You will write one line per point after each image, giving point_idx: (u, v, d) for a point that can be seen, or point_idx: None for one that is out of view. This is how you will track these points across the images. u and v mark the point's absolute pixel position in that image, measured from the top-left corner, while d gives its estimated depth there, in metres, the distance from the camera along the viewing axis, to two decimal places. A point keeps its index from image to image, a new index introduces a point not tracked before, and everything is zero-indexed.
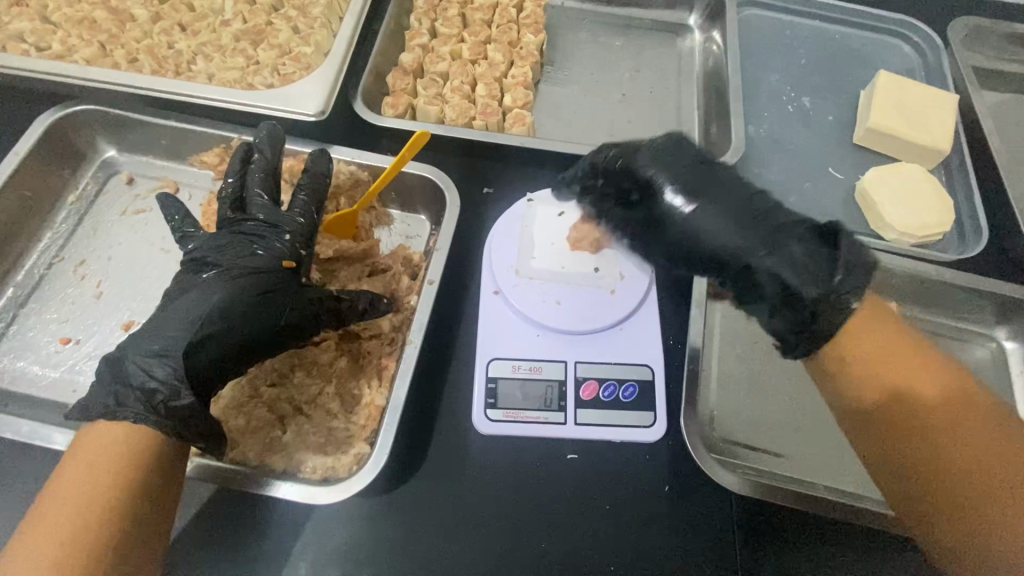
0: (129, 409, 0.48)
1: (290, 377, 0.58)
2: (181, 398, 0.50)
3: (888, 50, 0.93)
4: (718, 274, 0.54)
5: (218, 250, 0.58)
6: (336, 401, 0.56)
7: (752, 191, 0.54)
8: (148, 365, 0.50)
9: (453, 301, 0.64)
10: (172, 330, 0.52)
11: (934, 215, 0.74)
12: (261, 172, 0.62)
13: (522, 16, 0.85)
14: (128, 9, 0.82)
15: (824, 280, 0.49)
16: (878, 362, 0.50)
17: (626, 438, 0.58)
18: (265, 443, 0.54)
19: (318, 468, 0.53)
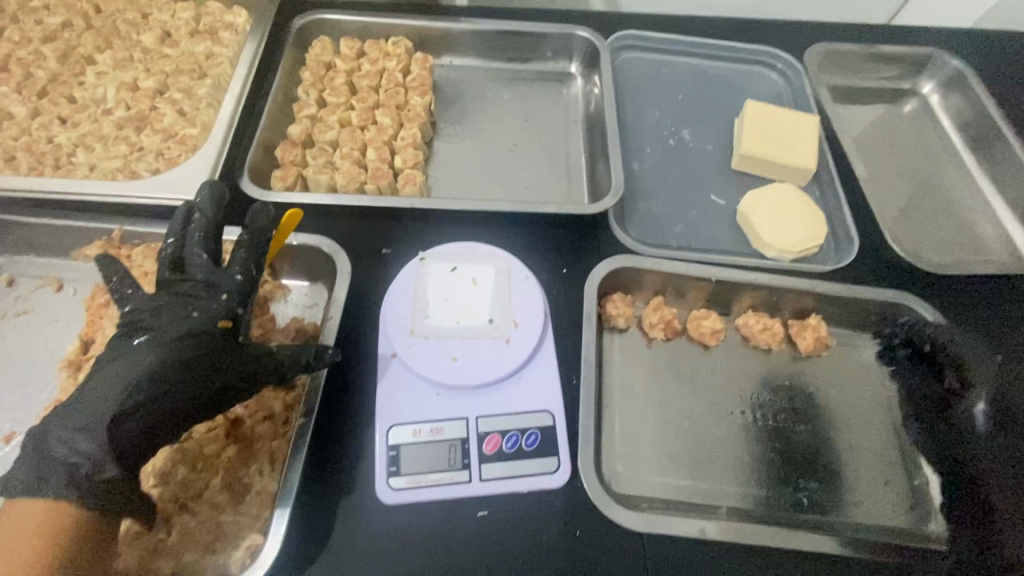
0: (52, 485, 0.47)
1: (173, 473, 0.55)
2: (105, 471, 0.48)
3: (755, 79, 1.01)
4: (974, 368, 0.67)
5: (156, 315, 0.56)
6: (223, 493, 0.54)
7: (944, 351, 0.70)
8: (72, 438, 0.48)
9: (351, 370, 0.64)
10: (98, 402, 0.50)
11: (808, 230, 0.79)
12: (201, 232, 0.60)
13: (409, 79, 0.88)
14: (5, 108, 0.81)
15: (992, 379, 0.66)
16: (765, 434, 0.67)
17: (532, 487, 0.59)
18: (147, 549, 0.52)
19: (205, 569, 0.51)
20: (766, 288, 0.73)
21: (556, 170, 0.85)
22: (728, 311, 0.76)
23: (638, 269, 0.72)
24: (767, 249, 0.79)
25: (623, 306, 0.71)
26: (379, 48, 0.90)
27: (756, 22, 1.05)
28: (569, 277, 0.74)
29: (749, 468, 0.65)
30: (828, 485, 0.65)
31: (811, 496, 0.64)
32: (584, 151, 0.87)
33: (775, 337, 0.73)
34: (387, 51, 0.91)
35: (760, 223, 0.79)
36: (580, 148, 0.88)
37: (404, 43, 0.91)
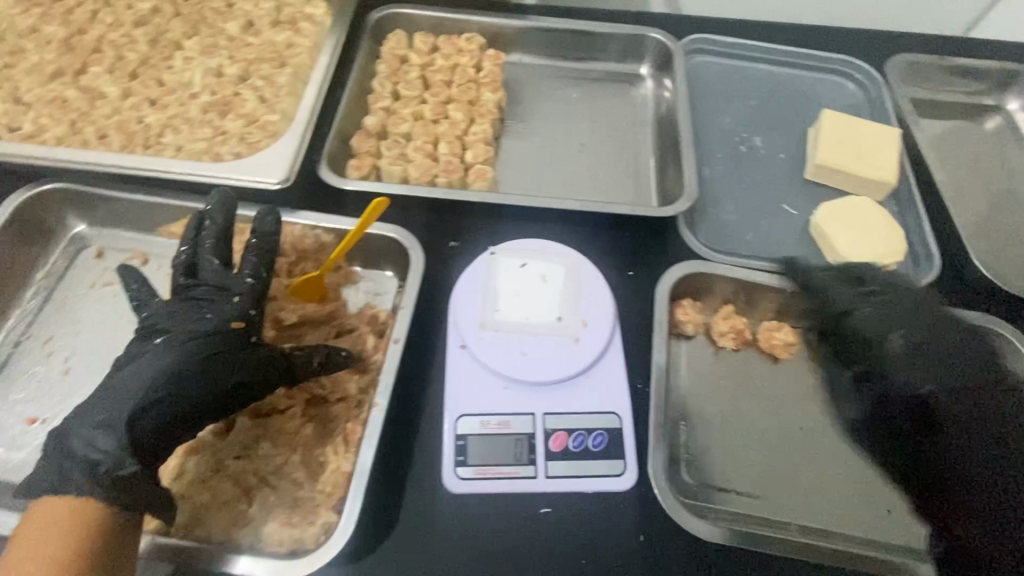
0: (73, 482, 0.48)
1: (255, 448, 0.57)
2: (125, 467, 0.49)
3: (831, 88, 0.98)
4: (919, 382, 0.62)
5: (168, 317, 0.58)
6: (301, 469, 0.56)
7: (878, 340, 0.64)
8: (93, 434, 0.50)
9: (421, 359, 0.65)
10: (117, 401, 0.51)
11: (886, 246, 0.77)
12: (212, 239, 0.62)
13: (481, 75, 0.89)
14: (99, 88, 0.84)
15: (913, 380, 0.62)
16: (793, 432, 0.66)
17: (598, 488, 0.58)
18: (231, 518, 0.53)
19: (284, 540, 0.52)
20: None
21: (624, 171, 0.84)
22: (801, 323, 0.74)
23: (709, 275, 0.71)
24: (843, 263, 0.76)
25: (693, 312, 0.71)
26: (453, 44, 0.92)
27: (834, 30, 1.03)
28: (636, 279, 0.74)
29: (821, 485, 0.63)
30: (904, 510, 0.62)
31: (885, 520, 0.61)
32: (653, 154, 0.87)
33: None
34: (460, 47, 0.92)
35: (834, 236, 0.77)
36: (648, 151, 0.87)
37: (477, 39, 0.92)
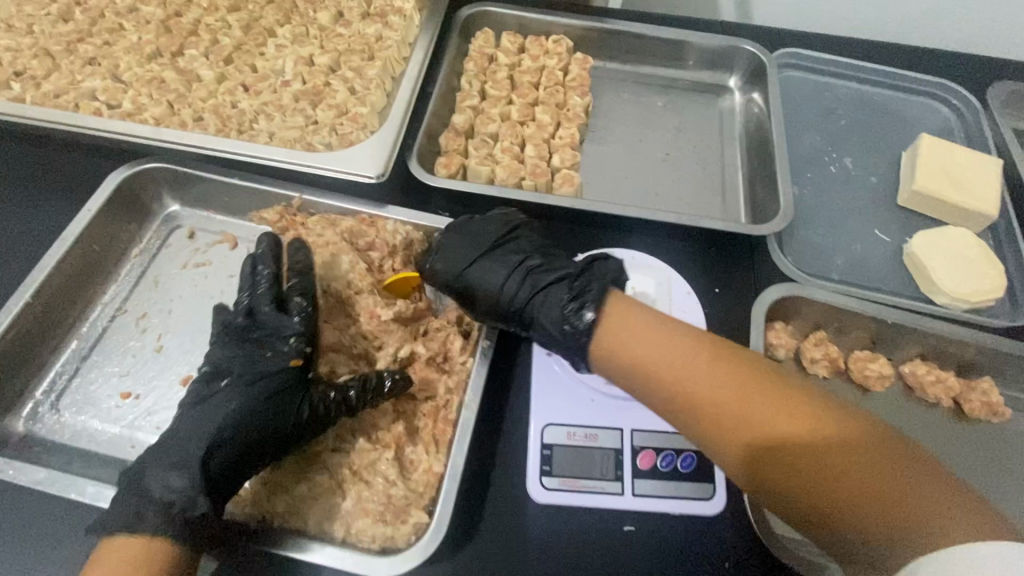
0: (149, 522, 0.49)
1: (349, 441, 0.58)
2: (197, 505, 0.50)
3: (928, 110, 0.94)
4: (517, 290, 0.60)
5: (228, 354, 0.59)
6: (394, 467, 0.56)
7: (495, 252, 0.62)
8: (167, 473, 0.51)
9: (507, 364, 0.65)
10: (190, 442, 0.53)
11: (986, 280, 0.73)
12: (265, 282, 0.62)
13: (568, 79, 0.88)
14: (195, 70, 0.86)
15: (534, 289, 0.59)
16: (692, 380, 0.49)
17: (686, 510, 0.57)
18: (325, 510, 0.54)
19: (377, 538, 0.52)
20: (941, 337, 0.68)
21: (710, 186, 0.83)
22: (891, 356, 0.72)
23: (803, 300, 0.69)
24: (938, 295, 0.73)
25: (785, 336, 0.70)
26: (541, 45, 0.91)
27: (931, 52, 0.99)
28: (723, 297, 0.72)
29: None
30: None
31: None
32: (740, 170, 0.85)
33: (945, 392, 0.68)
34: (548, 48, 0.91)
35: (933, 266, 0.74)
36: (735, 167, 0.85)
37: (566, 42, 0.91)
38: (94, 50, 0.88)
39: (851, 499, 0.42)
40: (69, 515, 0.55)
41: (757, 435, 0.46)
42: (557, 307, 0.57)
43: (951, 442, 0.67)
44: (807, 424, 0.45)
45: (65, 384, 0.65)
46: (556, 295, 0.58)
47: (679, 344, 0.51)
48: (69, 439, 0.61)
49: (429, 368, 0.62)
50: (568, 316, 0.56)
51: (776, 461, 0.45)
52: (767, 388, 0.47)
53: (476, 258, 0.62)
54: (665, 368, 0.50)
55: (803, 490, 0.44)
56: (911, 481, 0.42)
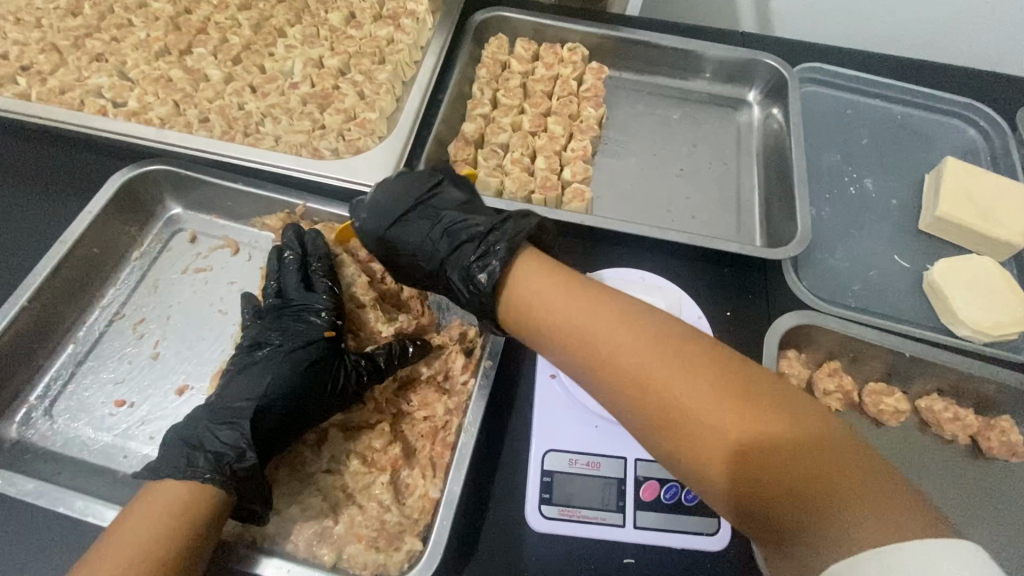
0: (200, 468, 0.49)
1: (345, 463, 0.57)
2: (246, 459, 0.51)
3: (953, 131, 0.91)
4: (430, 260, 0.57)
5: (259, 329, 0.61)
6: (389, 492, 0.55)
7: (422, 214, 0.58)
8: (215, 428, 0.53)
9: (509, 385, 0.64)
10: (238, 404, 0.55)
11: (1010, 313, 0.70)
12: (295, 261, 0.64)
13: (583, 88, 0.86)
14: (203, 69, 0.84)
15: (446, 258, 0.56)
16: (607, 344, 0.43)
17: (689, 545, 0.55)
18: (316, 532, 0.53)
19: (369, 565, 0.51)
20: (960, 372, 0.66)
21: (724, 204, 0.81)
22: (906, 389, 0.69)
23: (818, 328, 0.67)
24: (959, 326, 0.70)
25: (797, 365, 0.67)
26: (555, 53, 0.88)
27: (957, 70, 0.96)
28: (734, 321, 0.70)
29: None
30: None
31: None
32: (756, 189, 0.82)
33: (964, 430, 0.65)
34: (562, 56, 0.89)
35: (953, 296, 0.71)
36: (751, 185, 0.83)
37: (581, 50, 0.89)
38: (102, 46, 0.86)
39: (770, 479, 0.37)
40: (57, 528, 0.53)
41: (668, 403, 0.40)
42: (472, 259, 0.53)
43: (968, 481, 0.64)
44: (729, 396, 0.39)
45: (59, 388, 0.64)
46: (475, 248, 0.54)
47: (592, 306, 0.45)
48: (61, 447, 0.60)
49: (429, 388, 0.61)
50: (478, 275, 0.51)
51: (691, 431, 0.39)
52: (685, 358, 0.41)
53: (404, 214, 0.58)
54: (579, 329, 0.45)
55: (718, 465, 0.38)
56: (837, 460, 0.37)
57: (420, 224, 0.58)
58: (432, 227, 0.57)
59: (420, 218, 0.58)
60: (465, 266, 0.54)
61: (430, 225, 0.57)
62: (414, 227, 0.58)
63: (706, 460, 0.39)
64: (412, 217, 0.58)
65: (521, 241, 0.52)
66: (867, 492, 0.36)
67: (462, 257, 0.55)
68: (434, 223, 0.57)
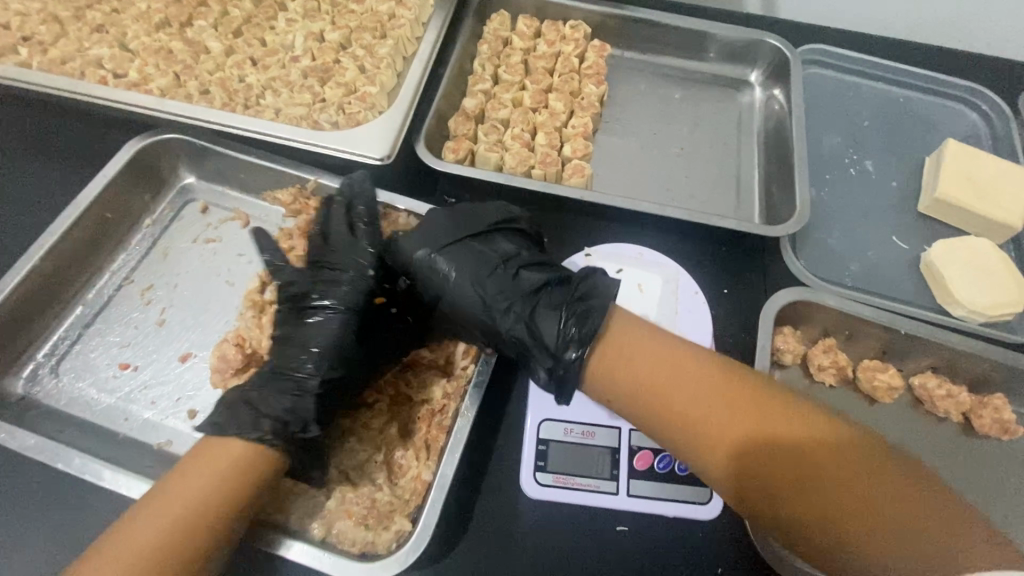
0: (269, 434, 0.50)
1: (340, 440, 0.58)
2: (309, 430, 0.52)
3: (955, 115, 0.90)
4: (497, 306, 0.57)
5: (307, 291, 0.60)
6: (381, 471, 0.56)
7: (484, 257, 0.59)
8: (277, 399, 0.52)
9: (507, 358, 0.64)
10: (304, 366, 0.55)
11: (1005, 294, 0.70)
12: (342, 213, 0.63)
13: (584, 66, 0.85)
14: (203, 41, 0.84)
15: (520, 304, 0.57)
16: (696, 410, 0.50)
17: (681, 513, 0.56)
18: (309, 507, 0.54)
19: (357, 542, 0.51)
20: (955, 351, 0.66)
21: (724, 183, 0.81)
22: (900, 367, 0.70)
23: (816, 305, 0.67)
24: (954, 307, 0.71)
25: (794, 341, 0.67)
26: (557, 30, 0.88)
27: (961, 55, 0.95)
28: (730, 298, 0.70)
29: None
30: None
31: None
32: (756, 169, 0.82)
33: (956, 407, 0.66)
34: (565, 34, 0.88)
35: (950, 276, 0.71)
36: (751, 164, 0.83)
37: (583, 28, 0.88)
38: (103, 17, 0.86)
39: (858, 527, 0.43)
40: (60, 486, 0.55)
41: (762, 464, 0.47)
42: (551, 313, 0.55)
43: (959, 458, 0.65)
44: (790, 439, 0.47)
45: (65, 349, 0.64)
46: (554, 301, 0.56)
47: (677, 370, 0.52)
48: (65, 406, 0.61)
49: (430, 371, 0.61)
50: (567, 333, 0.54)
51: (785, 491, 0.45)
52: (743, 398, 0.49)
53: (459, 248, 0.59)
54: (665, 393, 0.51)
55: (811, 523, 0.44)
56: (905, 502, 0.43)
57: (488, 270, 0.58)
58: (496, 271, 0.58)
59: (478, 261, 0.59)
60: (539, 318, 0.56)
61: (496, 271, 0.58)
62: (478, 271, 0.58)
63: (774, 499, 0.46)
64: (469, 259, 0.59)
65: (606, 302, 0.55)
66: (941, 533, 0.42)
67: (541, 305, 0.56)
68: (498, 269, 0.58)
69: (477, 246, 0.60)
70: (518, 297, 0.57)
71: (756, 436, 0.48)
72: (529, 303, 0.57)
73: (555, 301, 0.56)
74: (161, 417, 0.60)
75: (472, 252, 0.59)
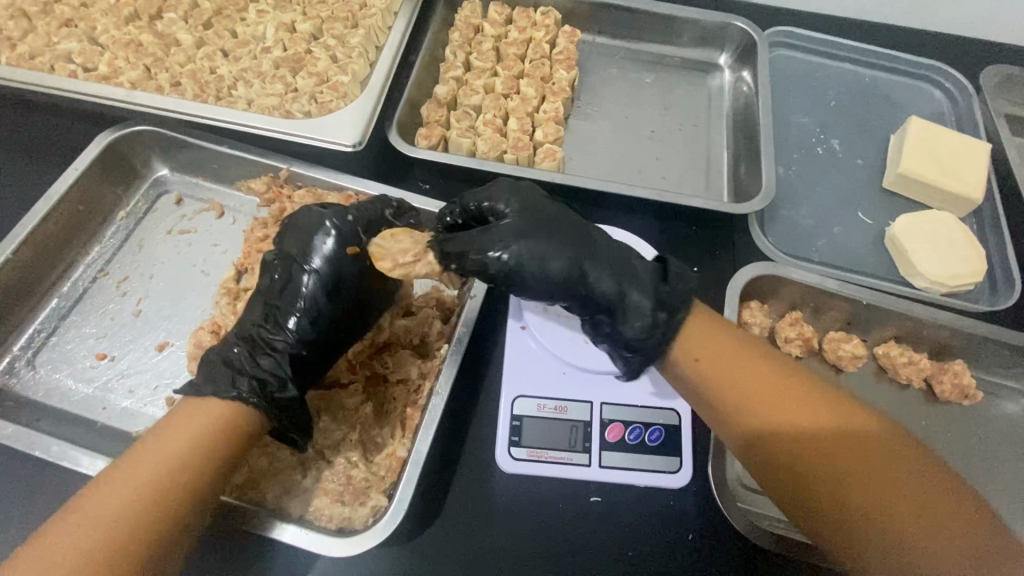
0: (244, 392, 0.52)
1: (316, 420, 0.59)
2: (286, 390, 0.54)
3: (920, 93, 0.92)
4: (605, 272, 0.54)
5: (295, 246, 0.57)
6: (357, 449, 0.57)
7: (580, 226, 0.57)
8: (254, 357, 0.54)
9: (482, 339, 0.65)
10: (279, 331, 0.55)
11: (964, 264, 0.72)
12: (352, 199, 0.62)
13: (555, 52, 0.86)
14: (173, 34, 0.84)
15: (628, 271, 0.55)
16: (775, 401, 0.47)
17: (651, 482, 0.58)
18: (285, 487, 0.55)
19: (334, 518, 0.53)
20: (917, 320, 0.68)
21: (693, 164, 0.82)
22: (865, 337, 0.72)
23: (782, 279, 0.68)
24: (916, 278, 0.73)
25: (760, 315, 0.69)
26: (528, 17, 0.89)
27: (925, 34, 0.97)
28: (700, 276, 0.72)
29: None
30: None
31: None
32: (725, 149, 0.84)
33: (918, 373, 0.68)
34: (535, 20, 0.89)
35: (912, 249, 0.73)
36: (721, 145, 0.85)
37: (554, 14, 0.89)
38: (71, 12, 0.86)
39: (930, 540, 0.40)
40: (38, 474, 0.55)
41: (823, 457, 0.44)
42: (640, 291, 0.54)
43: (922, 423, 0.67)
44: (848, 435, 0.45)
45: (42, 342, 0.65)
46: (646, 280, 0.55)
47: (744, 359, 0.50)
48: (43, 397, 0.61)
49: (406, 352, 0.62)
50: (658, 313, 0.53)
51: (852, 493, 0.42)
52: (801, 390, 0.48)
53: (553, 216, 0.56)
54: (741, 392, 0.49)
55: (861, 524, 0.42)
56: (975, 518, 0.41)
57: (589, 239, 0.56)
58: (596, 240, 0.56)
59: (572, 230, 0.56)
60: (649, 283, 0.55)
61: (596, 240, 0.56)
62: (577, 239, 0.56)
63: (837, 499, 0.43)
64: (564, 226, 0.56)
65: (693, 290, 0.55)
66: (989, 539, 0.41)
67: (648, 273, 0.56)
68: (597, 238, 0.57)
69: (566, 218, 0.57)
70: (627, 265, 0.56)
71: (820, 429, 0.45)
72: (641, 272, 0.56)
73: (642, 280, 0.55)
74: (139, 405, 0.61)
75: (562, 220, 0.57)
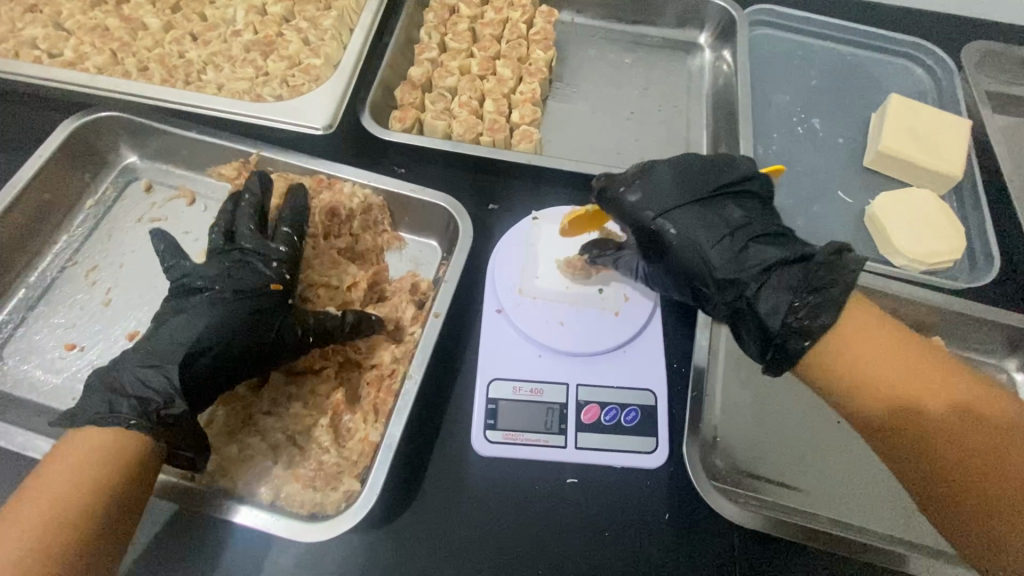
0: (123, 415, 0.49)
1: (287, 406, 0.58)
2: (173, 406, 0.51)
3: (901, 71, 0.91)
4: (738, 278, 0.50)
5: (200, 275, 0.59)
6: (329, 435, 0.56)
7: (713, 219, 0.52)
8: (141, 370, 0.52)
9: (459, 324, 0.65)
10: (167, 349, 0.54)
11: (943, 242, 0.72)
12: (250, 209, 0.63)
13: (532, 32, 0.85)
14: (140, 18, 0.82)
15: (757, 271, 0.49)
16: (889, 373, 0.46)
17: (627, 463, 0.57)
18: (255, 473, 0.54)
19: (306, 503, 0.52)
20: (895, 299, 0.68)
21: (672, 145, 0.81)
22: None
23: None
24: (896, 256, 0.73)
25: None
26: None
27: (906, 11, 0.96)
28: None
29: (852, 478, 0.60)
30: None
31: (920, 524, 0.58)
32: (705, 129, 0.83)
33: None
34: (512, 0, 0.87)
35: (892, 228, 0.73)
36: (700, 125, 0.84)
37: None
38: None
39: None
40: (5, 466, 0.54)
41: (929, 429, 0.45)
42: (771, 296, 0.48)
43: None
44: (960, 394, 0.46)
45: (8, 333, 0.64)
46: (783, 286, 0.48)
47: (889, 336, 0.48)
48: (10, 388, 0.60)
49: (379, 337, 0.62)
50: (793, 316, 0.47)
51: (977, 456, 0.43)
52: (904, 353, 0.47)
53: (689, 206, 0.52)
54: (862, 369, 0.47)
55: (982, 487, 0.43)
56: None
57: (727, 237, 0.51)
58: (732, 236, 0.51)
59: (699, 226, 0.52)
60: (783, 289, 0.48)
61: (734, 235, 0.51)
62: (709, 235, 0.51)
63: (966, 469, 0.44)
64: (692, 220, 0.52)
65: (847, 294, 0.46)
66: None
67: (787, 276, 0.49)
68: (731, 233, 0.51)
69: (703, 208, 0.52)
70: (768, 266, 0.49)
71: (931, 392, 0.46)
72: (778, 276, 0.49)
73: (789, 281, 0.49)
74: None
75: (691, 213, 0.52)
